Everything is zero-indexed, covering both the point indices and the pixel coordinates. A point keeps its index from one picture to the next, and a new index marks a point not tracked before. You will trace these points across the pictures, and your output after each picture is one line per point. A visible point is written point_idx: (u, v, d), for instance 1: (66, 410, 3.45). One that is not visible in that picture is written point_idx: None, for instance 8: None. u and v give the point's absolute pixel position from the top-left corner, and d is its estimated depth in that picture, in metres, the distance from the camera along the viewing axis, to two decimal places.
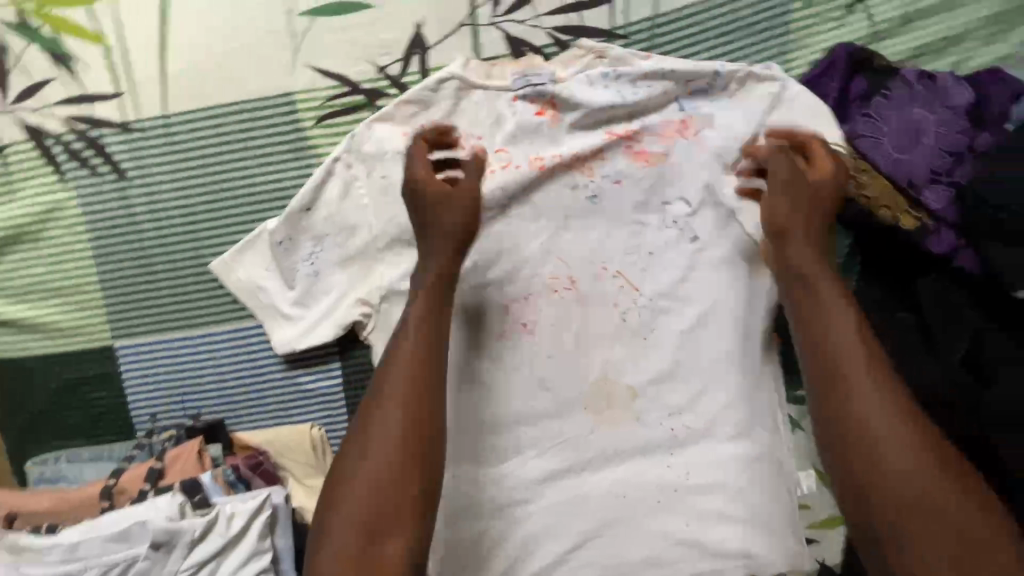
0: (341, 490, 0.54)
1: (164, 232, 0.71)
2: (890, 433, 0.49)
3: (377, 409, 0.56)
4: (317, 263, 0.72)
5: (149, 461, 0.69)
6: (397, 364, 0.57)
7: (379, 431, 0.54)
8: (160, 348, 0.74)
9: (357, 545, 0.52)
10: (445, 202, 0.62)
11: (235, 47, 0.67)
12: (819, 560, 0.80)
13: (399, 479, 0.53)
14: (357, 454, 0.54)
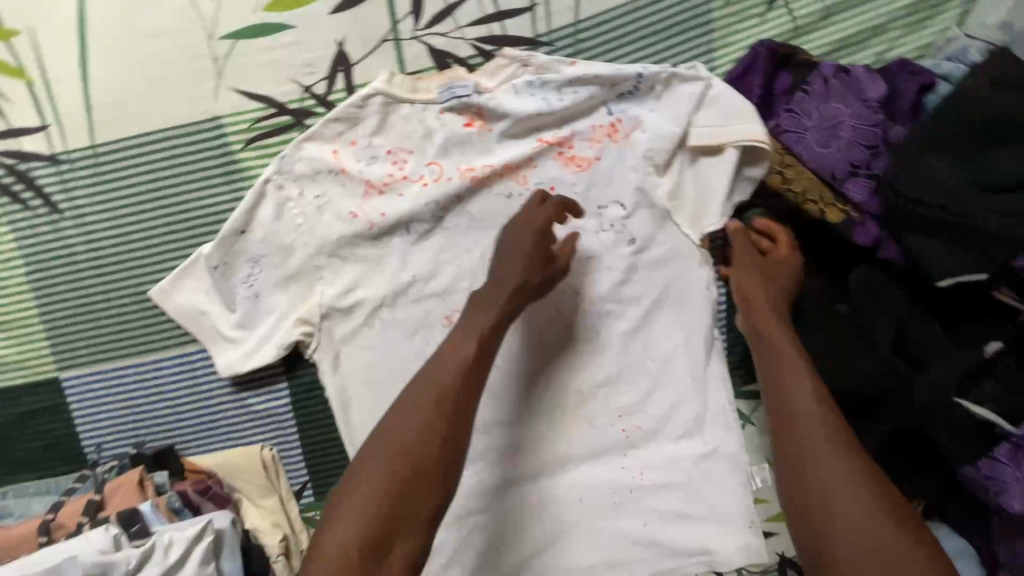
0: (360, 477, 0.54)
1: (101, 262, 0.72)
2: (843, 479, 0.52)
3: (408, 405, 0.56)
4: (256, 285, 0.73)
5: (89, 494, 0.69)
6: (445, 369, 0.58)
7: (410, 430, 0.55)
8: (104, 377, 0.74)
9: (369, 536, 0.52)
10: (532, 239, 0.65)
11: (158, 75, 0.68)
12: (779, 553, 0.81)
13: (424, 482, 0.54)
14: (386, 444, 0.55)
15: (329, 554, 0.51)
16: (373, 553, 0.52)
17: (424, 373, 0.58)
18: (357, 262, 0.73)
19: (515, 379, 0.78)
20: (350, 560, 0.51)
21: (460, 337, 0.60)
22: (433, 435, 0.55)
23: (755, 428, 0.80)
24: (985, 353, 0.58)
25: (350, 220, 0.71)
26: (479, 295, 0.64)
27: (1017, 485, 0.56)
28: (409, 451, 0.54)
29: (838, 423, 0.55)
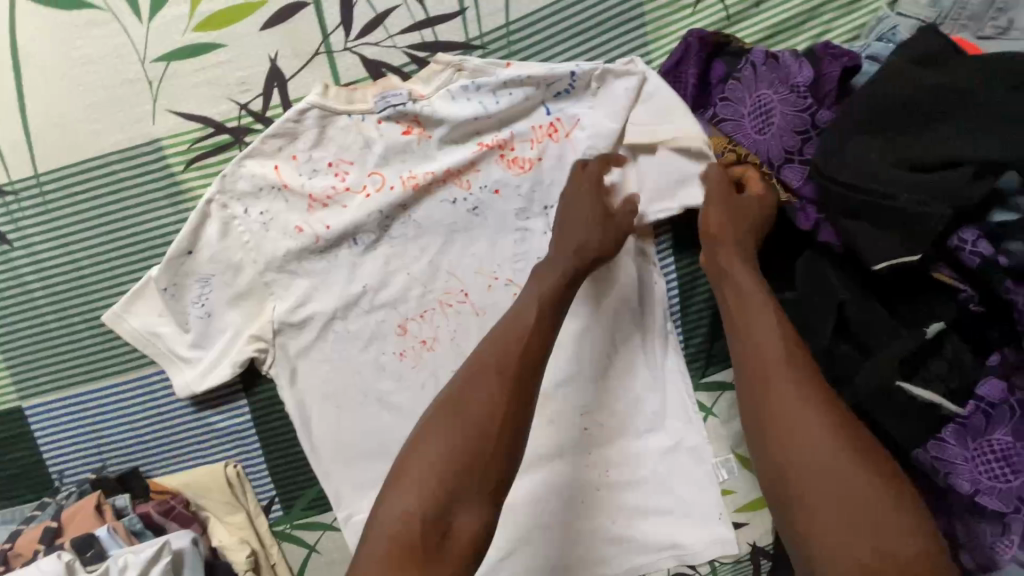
0: (419, 452, 0.54)
1: (54, 290, 0.72)
2: (816, 427, 0.52)
3: (470, 374, 0.57)
4: (208, 304, 0.73)
5: (47, 521, 0.70)
6: (503, 338, 0.58)
7: (471, 405, 0.54)
8: (65, 403, 0.75)
9: (429, 509, 0.51)
10: (588, 200, 0.65)
11: (95, 102, 0.68)
12: (750, 543, 0.80)
13: (485, 456, 0.53)
14: (449, 412, 0.55)
15: (389, 526, 0.52)
16: (433, 526, 0.51)
17: (482, 351, 0.57)
18: (307, 276, 0.73)
19: (574, 366, 0.76)
20: (412, 534, 0.51)
21: (520, 311, 0.60)
22: (493, 409, 0.54)
23: (718, 419, 0.79)
24: (926, 334, 0.57)
25: (295, 234, 0.71)
26: (542, 267, 0.64)
27: (967, 465, 0.56)
28: (468, 423, 0.54)
29: (809, 371, 0.55)
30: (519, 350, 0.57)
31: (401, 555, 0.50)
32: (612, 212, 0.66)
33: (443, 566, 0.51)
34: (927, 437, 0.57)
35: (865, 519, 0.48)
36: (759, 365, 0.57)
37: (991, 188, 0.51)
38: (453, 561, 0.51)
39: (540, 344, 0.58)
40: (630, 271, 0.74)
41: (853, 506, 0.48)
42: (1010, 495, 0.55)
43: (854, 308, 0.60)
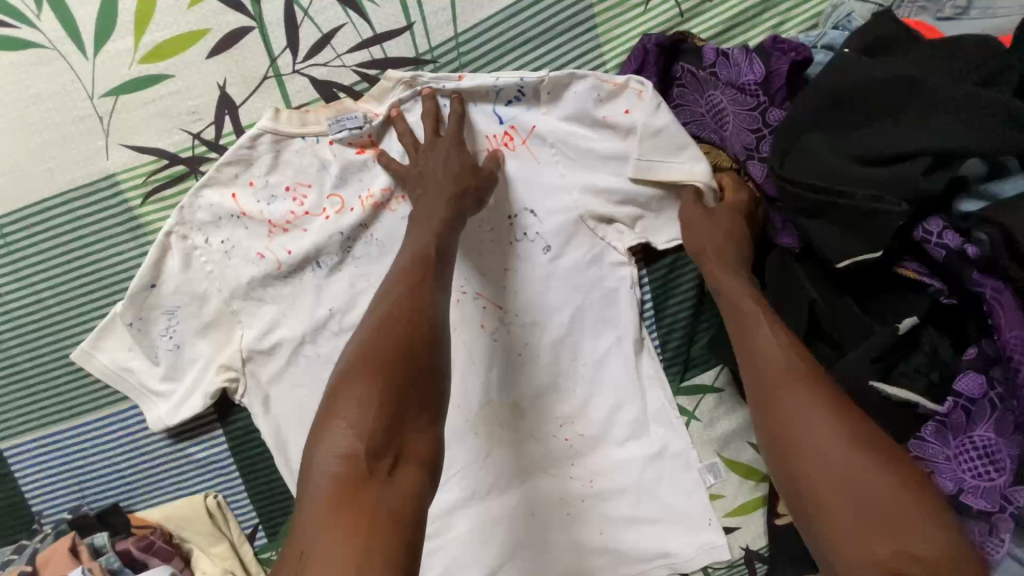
0: (344, 392, 0.48)
1: (22, 330, 0.72)
2: (815, 420, 0.48)
3: (374, 307, 0.55)
4: (176, 335, 0.72)
5: (21, 565, 0.69)
6: (405, 268, 0.56)
7: (382, 337, 0.51)
8: (43, 443, 0.75)
9: (371, 433, 0.47)
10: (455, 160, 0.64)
11: (48, 141, 0.68)
12: (743, 547, 0.78)
13: (409, 375, 0.49)
14: (360, 345, 0.51)
15: (327, 468, 0.46)
16: (381, 451, 0.46)
17: (383, 296, 0.55)
18: (273, 301, 0.72)
19: (522, 371, 0.75)
20: (358, 467, 0.45)
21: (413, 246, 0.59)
22: (399, 330, 0.51)
23: (701, 424, 0.78)
24: (899, 330, 0.54)
25: (258, 261, 0.70)
26: (424, 207, 0.62)
27: (948, 464, 0.54)
28: (383, 347, 0.50)
29: (808, 375, 0.51)
30: (414, 277, 0.55)
31: (348, 492, 0.44)
32: (478, 166, 0.66)
33: (398, 485, 0.46)
34: (907, 437, 0.55)
35: (886, 521, 0.42)
36: (762, 371, 0.54)
37: (949, 176, 0.49)
38: (406, 487, 0.46)
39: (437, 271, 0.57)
40: (565, 275, 0.72)
41: (866, 504, 0.43)
42: (996, 494, 0.52)
43: (825, 306, 0.58)
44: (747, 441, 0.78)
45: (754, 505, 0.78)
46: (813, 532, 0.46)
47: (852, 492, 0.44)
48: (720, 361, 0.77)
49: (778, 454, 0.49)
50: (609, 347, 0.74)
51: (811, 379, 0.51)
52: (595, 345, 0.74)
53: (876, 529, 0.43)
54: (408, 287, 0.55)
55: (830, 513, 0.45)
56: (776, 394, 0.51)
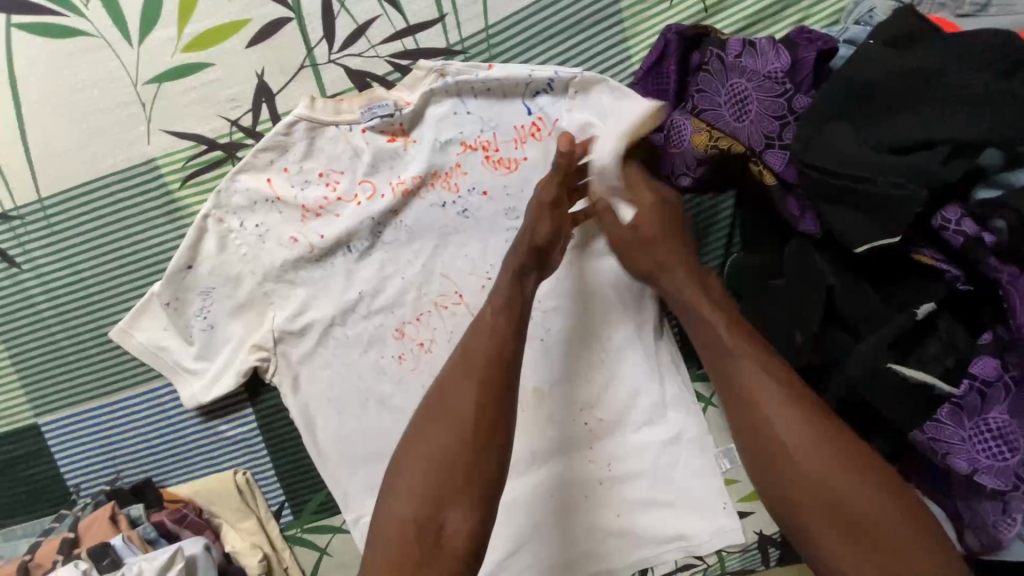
0: (408, 461, 0.55)
1: (63, 309, 0.75)
2: (808, 452, 0.51)
3: (451, 378, 0.58)
4: (210, 316, 0.74)
5: (62, 533, 0.71)
6: (479, 343, 0.60)
7: (439, 428, 0.56)
8: (80, 418, 0.78)
9: (421, 515, 0.53)
10: (547, 219, 0.67)
11: (91, 126, 0.71)
12: (757, 532, 0.80)
13: (465, 460, 0.54)
14: (430, 419, 0.57)
15: (387, 529, 0.53)
16: (426, 525, 0.52)
17: (446, 378, 0.59)
18: (305, 285, 0.75)
19: (546, 356, 0.77)
20: (411, 552, 0.52)
21: (476, 337, 0.60)
22: (465, 414, 0.55)
23: (717, 411, 0.80)
24: (917, 316, 0.56)
25: (291, 244, 0.73)
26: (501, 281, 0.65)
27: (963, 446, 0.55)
28: (446, 426, 0.55)
29: (795, 401, 0.53)
30: (491, 354, 0.59)
31: (403, 559, 0.52)
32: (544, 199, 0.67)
33: (442, 570, 0.51)
34: (922, 420, 0.57)
35: (885, 538, 0.48)
36: (746, 396, 0.55)
37: (966, 166, 0.51)
38: (449, 562, 0.52)
39: (512, 353, 0.59)
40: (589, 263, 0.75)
41: (862, 526, 0.48)
42: (1009, 474, 0.54)
43: (841, 292, 0.60)
44: None
45: None
46: (812, 549, 0.51)
47: (844, 508, 0.49)
48: None
49: (773, 482, 0.52)
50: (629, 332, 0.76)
51: (796, 405, 0.53)
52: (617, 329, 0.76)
53: (871, 547, 0.48)
54: (478, 381, 0.57)
55: (828, 536, 0.49)
56: (768, 425, 0.53)
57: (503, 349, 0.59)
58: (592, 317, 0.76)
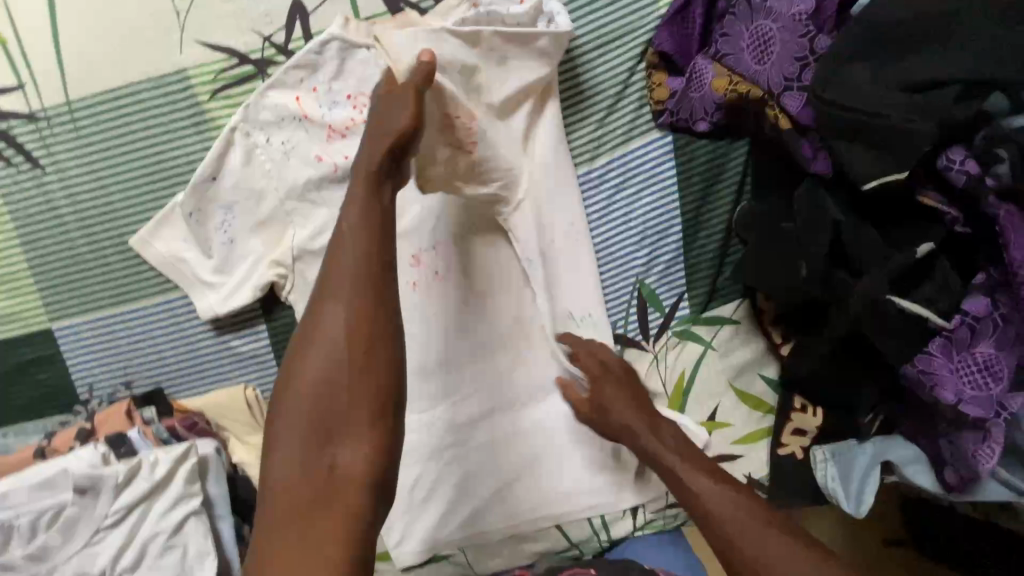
0: (287, 400, 0.51)
1: (83, 213, 0.76)
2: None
3: (322, 306, 0.53)
4: (230, 231, 0.76)
5: (78, 424, 0.74)
6: (341, 260, 0.54)
7: (314, 369, 0.51)
8: (93, 324, 0.79)
9: (308, 453, 0.50)
10: (404, 112, 0.58)
11: (125, 31, 0.72)
12: (747, 475, 0.83)
13: (347, 387, 0.51)
14: (302, 356, 0.52)
15: (279, 470, 0.50)
16: (318, 455, 0.50)
17: (311, 315, 0.54)
18: (325, 205, 0.76)
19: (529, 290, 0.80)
20: (303, 491, 0.49)
21: (334, 266, 0.54)
22: (343, 342, 0.51)
23: (717, 354, 0.81)
24: (916, 255, 0.59)
25: (315, 163, 0.74)
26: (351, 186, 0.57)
27: (952, 376, 0.59)
28: (323, 358, 0.51)
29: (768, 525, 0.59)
30: (358, 273, 0.53)
31: (301, 502, 0.49)
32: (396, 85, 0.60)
33: (342, 497, 0.49)
34: (914, 353, 0.60)
35: None
36: (722, 536, 0.61)
37: (976, 108, 0.54)
38: (349, 494, 0.49)
39: (385, 266, 0.54)
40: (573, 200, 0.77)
41: None
42: (991, 401, 0.58)
43: (844, 228, 0.62)
44: (759, 373, 0.82)
45: (758, 436, 0.83)
46: None
47: None
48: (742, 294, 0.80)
49: None
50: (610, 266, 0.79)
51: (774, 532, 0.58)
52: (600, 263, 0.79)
53: None
54: (354, 308, 0.52)
55: None
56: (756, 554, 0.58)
57: (370, 268, 0.53)
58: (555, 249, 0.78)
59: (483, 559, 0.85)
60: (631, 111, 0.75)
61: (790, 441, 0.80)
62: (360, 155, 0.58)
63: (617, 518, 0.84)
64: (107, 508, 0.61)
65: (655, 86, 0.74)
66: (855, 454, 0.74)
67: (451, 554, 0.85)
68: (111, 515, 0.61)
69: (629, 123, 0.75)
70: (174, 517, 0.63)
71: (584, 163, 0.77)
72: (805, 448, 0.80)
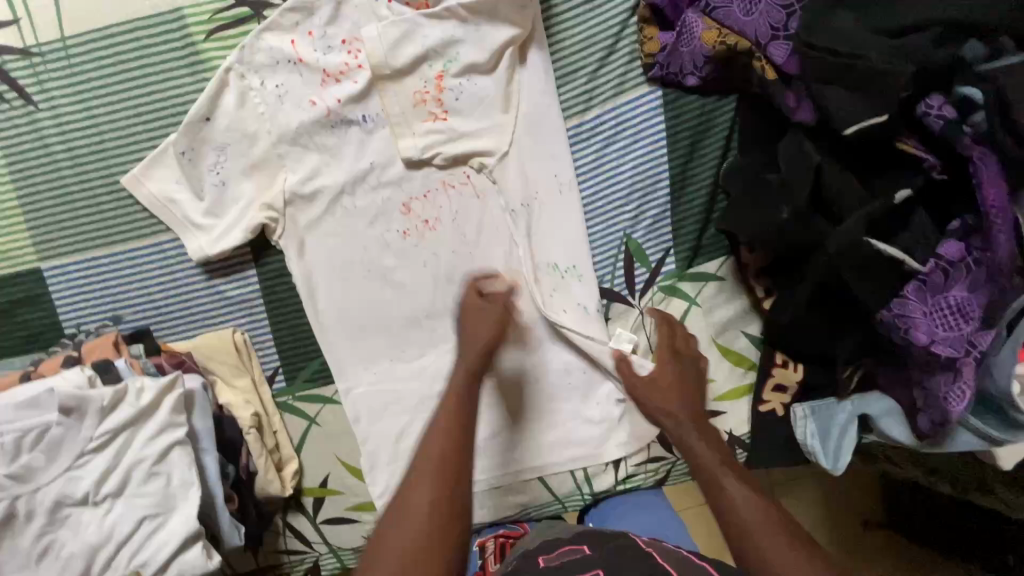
0: (380, 548, 0.51)
1: (75, 152, 0.76)
2: None
3: (415, 461, 0.56)
4: (223, 173, 0.77)
5: (64, 353, 0.73)
6: (446, 416, 0.59)
7: (406, 518, 0.52)
8: (83, 265, 0.79)
9: None
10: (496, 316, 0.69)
11: None
12: (727, 431, 0.84)
13: (435, 536, 0.51)
14: (394, 513, 0.53)
15: None
16: None
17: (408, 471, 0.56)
18: (318, 151, 0.77)
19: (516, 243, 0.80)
20: None
21: (433, 425, 0.58)
22: (435, 496, 0.53)
23: (702, 310, 0.82)
24: (893, 201, 0.61)
25: (309, 107, 0.75)
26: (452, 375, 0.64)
27: (926, 319, 0.60)
28: (417, 514, 0.52)
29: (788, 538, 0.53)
30: (454, 431, 0.57)
31: None
32: (484, 294, 0.72)
33: None
34: (889, 299, 0.62)
35: None
36: (740, 537, 0.54)
37: (951, 53, 0.57)
38: None
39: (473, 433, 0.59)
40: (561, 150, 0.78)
41: None
42: (962, 341, 0.59)
43: (825, 174, 0.64)
44: (741, 331, 0.83)
45: (739, 393, 0.84)
46: None
47: None
48: (728, 252, 0.81)
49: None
50: (595, 219, 0.80)
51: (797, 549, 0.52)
52: (585, 215, 0.80)
53: None
54: (433, 463, 0.55)
55: None
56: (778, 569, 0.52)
57: (458, 427, 0.58)
58: (545, 201, 0.79)
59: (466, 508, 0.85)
60: (623, 65, 0.76)
61: (772, 397, 0.82)
62: (459, 355, 0.67)
63: (599, 473, 0.85)
64: (92, 431, 0.62)
65: (646, 40, 0.75)
66: (834, 411, 0.76)
67: None
68: (96, 438, 0.62)
69: (620, 76, 0.77)
70: (160, 444, 0.64)
71: (574, 115, 0.77)
72: (785, 405, 0.82)
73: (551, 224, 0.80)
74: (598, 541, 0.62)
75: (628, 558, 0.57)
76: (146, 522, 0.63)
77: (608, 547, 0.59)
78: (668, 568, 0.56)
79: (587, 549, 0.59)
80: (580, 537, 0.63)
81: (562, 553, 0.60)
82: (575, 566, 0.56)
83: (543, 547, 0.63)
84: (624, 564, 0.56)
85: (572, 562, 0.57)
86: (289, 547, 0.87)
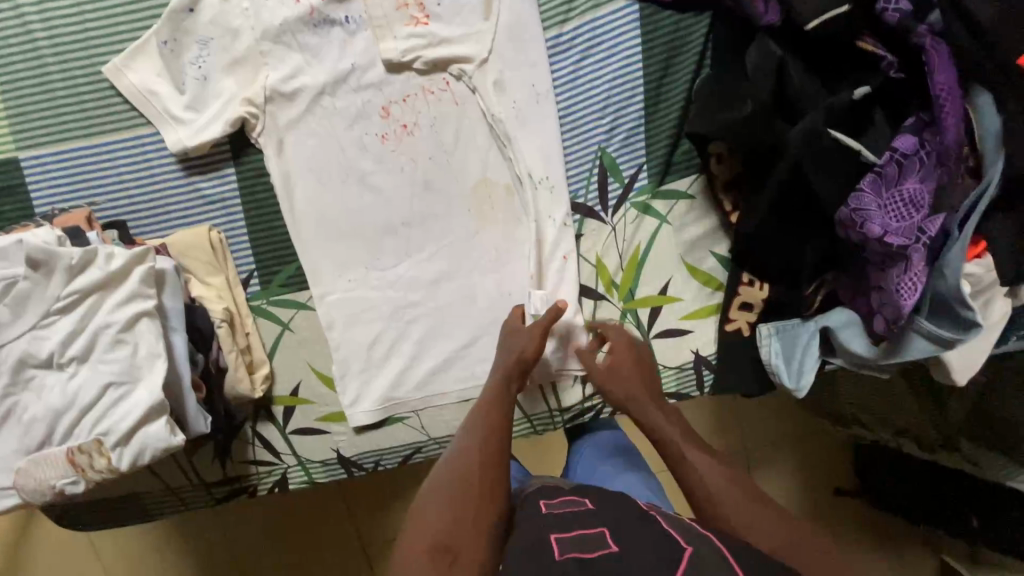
0: (425, 507, 0.58)
1: (57, 40, 0.77)
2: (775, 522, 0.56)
3: (458, 447, 0.63)
4: (204, 67, 0.78)
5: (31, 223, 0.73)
6: (493, 404, 0.68)
7: (444, 489, 0.59)
8: (61, 156, 0.79)
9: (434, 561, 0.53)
10: (532, 339, 0.75)
11: None
12: (694, 350, 0.85)
13: (480, 497, 0.58)
14: (434, 485, 0.60)
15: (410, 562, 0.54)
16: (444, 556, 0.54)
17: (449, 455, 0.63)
18: (301, 50, 0.78)
19: (496, 151, 0.83)
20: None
21: (468, 422, 0.66)
22: (483, 463, 0.61)
23: (672, 228, 0.84)
24: (854, 95, 0.63)
25: (293, 4, 0.76)
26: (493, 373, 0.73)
27: (879, 212, 0.62)
28: (461, 478, 0.59)
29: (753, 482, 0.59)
30: (493, 424, 0.65)
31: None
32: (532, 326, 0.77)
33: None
34: (847, 193, 0.64)
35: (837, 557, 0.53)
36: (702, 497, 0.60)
37: None
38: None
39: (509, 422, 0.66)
40: (538, 57, 0.80)
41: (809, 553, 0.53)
42: (912, 232, 0.62)
43: (790, 70, 0.66)
44: (710, 250, 0.85)
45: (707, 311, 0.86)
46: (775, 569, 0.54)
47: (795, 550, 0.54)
48: (698, 170, 0.84)
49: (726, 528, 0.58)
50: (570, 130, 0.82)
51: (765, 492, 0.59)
52: (561, 127, 0.82)
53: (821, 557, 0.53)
54: (477, 446, 0.62)
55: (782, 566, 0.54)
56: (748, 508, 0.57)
57: (495, 419, 0.66)
58: (524, 109, 0.81)
59: (436, 420, 0.86)
60: None
61: (739, 315, 0.83)
62: (497, 362, 0.75)
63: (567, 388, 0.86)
64: (59, 292, 0.62)
65: None
66: (798, 330, 0.78)
67: (406, 417, 0.86)
68: (62, 299, 0.62)
69: None
70: (127, 312, 0.64)
71: (554, 26, 0.80)
72: (751, 324, 0.83)
73: (528, 133, 0.81)
74: (600, 494, 0.60)
75: (629, 513, 0.55)
76: (111, 390, 0.63)
77: (611, 502, 0.57)
78: (674, 533, 0.52)
79: (589, 504, 0.57)
80: (585, 489, 0.61)
81: (562, 500, 0.60)
82: (578, 519, 0.55)
83: (545, 490, 0.63)
84: (634, 520, 0.54)
85: (569, 510, 0.57)
86: (257, 457, 0.87)
